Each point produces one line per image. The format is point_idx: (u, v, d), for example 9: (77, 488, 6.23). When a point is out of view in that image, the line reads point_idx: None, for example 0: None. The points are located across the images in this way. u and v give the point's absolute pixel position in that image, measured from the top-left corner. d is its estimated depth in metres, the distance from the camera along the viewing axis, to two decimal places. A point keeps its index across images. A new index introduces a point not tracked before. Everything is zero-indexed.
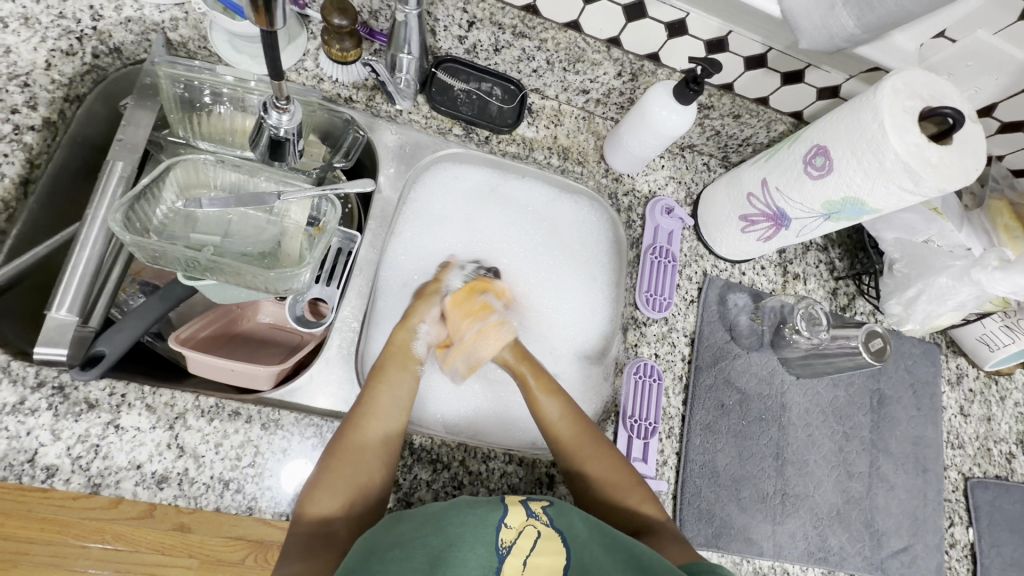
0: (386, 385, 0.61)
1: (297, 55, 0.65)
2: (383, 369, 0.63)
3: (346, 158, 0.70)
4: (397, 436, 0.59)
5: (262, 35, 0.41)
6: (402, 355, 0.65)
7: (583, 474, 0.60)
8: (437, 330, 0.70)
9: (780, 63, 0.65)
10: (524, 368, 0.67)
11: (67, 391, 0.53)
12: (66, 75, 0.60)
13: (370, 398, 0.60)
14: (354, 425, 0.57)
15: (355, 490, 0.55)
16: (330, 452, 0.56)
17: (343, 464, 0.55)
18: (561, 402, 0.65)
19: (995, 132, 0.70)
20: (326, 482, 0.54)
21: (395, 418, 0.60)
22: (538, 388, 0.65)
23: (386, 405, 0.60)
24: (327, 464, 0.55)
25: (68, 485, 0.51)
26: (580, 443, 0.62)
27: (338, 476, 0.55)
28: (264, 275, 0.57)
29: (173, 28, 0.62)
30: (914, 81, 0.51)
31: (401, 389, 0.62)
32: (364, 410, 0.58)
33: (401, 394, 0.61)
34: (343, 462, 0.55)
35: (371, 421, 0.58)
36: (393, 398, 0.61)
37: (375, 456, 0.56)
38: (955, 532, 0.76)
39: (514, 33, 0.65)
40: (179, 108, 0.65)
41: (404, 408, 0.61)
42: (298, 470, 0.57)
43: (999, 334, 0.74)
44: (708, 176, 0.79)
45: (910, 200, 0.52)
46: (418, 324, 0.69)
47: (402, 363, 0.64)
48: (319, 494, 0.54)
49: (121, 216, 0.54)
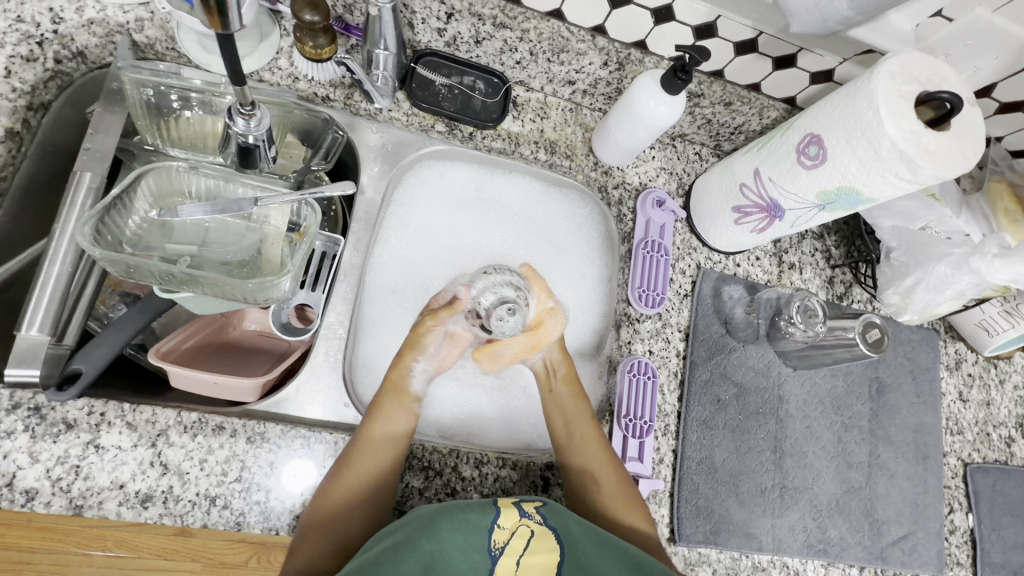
0: (382, 421, 0.59)
1: (270, 53, 0.63)
2: (381, 403, 0.61)
3: (326, 160, 0.69)
4: (392, 473, 0.57)
5: (219, 39, 0.39)
6: (397, 387, 0.64)
7: (598, 490, 0.60)
8: (435, 364, 0.68)
9: (770, 48, 0.63)
10: (566, 365, 0.68)
11: (43, 412, 0.51)
12: (27, 82, 0.57)
13: (365, 430, 0.58)
14: (347, 467, 0.56)
15: (346, 532, 0.54)
16: (324, 490, 0.55)
17: (335, 509, 0.54)
18: (580, 406, 0.65)
19: (994, 112, 0.68)
20: (314, 524, 0.53)
21: (391, 458, 0.58)
22: (573, 394, 0.66)
23: (381, 440, 0.58)
24: (320, 504, 0.54)
25: (50, 508, 0.50)
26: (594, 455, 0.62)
27: (330, 520, 0.54)
28: (244, 287, 0.56)
29: (138, 29, 0.59)
30: (911, 64, 0.49)
31: (396, 423, 0.60)
32: (357, 450, 0.56)
33: (395, 429, 0.60)
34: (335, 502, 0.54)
35: (366, 461, 0.56)
36: (388, 429, 0.59)
37: (367, 500, 0.56)
38: (955, 519, 0.75)
39: (494, 24, 0.63)
40: (147, 113, 0.62)
41: (399, 441, 0.59)
42: (301, 471, 0.56)
43: (999, 319, 0.73)
44: (700, 165, 0.77)
45: (906, 188, 0.50)
46: (415, 360, 0.66)
47: (399, 396, 0.63)
48: (310, 536, 0.53)
49: (90, 230, 0.52)
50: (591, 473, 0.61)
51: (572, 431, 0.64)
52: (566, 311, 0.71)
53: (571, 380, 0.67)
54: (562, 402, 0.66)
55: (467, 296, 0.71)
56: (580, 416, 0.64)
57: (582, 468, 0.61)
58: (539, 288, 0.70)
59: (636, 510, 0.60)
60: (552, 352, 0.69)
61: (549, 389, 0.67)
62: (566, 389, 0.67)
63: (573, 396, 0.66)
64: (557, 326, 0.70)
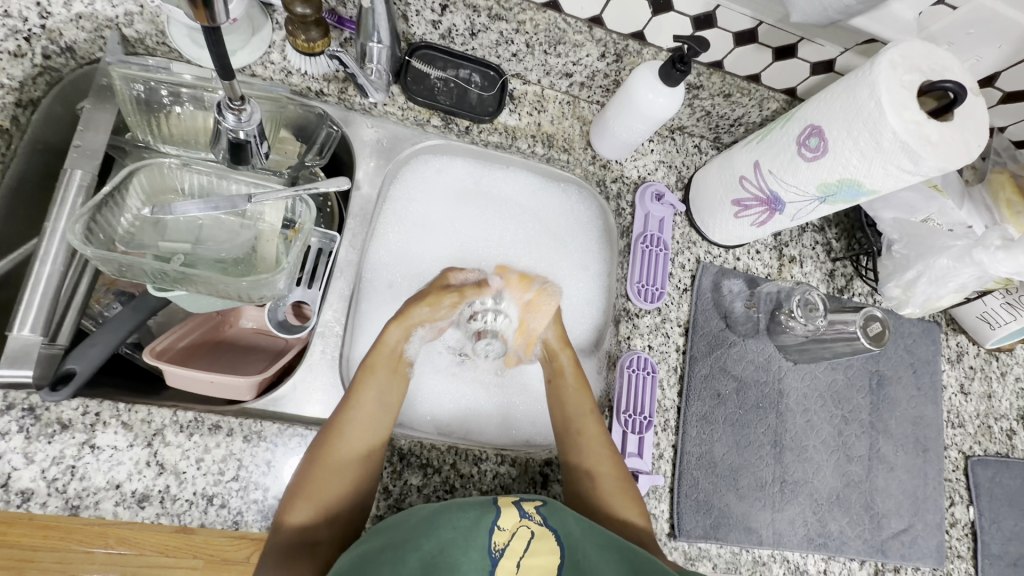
0: (372, 388, 0.59)
1: (263, 47, 0.62)
2: (372, 371, 0.61)
3: (320, 155, 0.68)
4: (380, 441, 0.57)
5: (205, 32, 0.38)
6: (393, 355, 0.63)
7: (593, 487, 0.60)
8: (432, 334, 0.68)
9: (770, 38, 0.62)
10: (564, 352, 0.67)
11: (38, 413, 0.51)
12: (16, 78, 0.57)
13: (354, 396, 0.58)
14: (336, 434, 0.56)
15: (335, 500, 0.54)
16: (310, 459, 0.54)
17: (326, 475, 0.54)
18: (583, 398, 0.64)
19: (997, 102, 0.67)
20: (302, 493, 0.53)
21: (378, 424, 0.58)
22: (573, 383, 0.65)
23: (370, 407, 0.58)
24: (308, 474, 0.53)
25: (46, 509, 0.50)
26: (598, 452, 0.61)
27: (319, 489, 0.53)
28: (238, 285, 0.55)
29: (128, 24, 0.58)
30: (913, 54, 0.48)
31: (387, 392, 0.60)
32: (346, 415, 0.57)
33: (384, 396, 0.60)
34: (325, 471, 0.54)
35: (352, 426, 0.56)
36: (378, 397, 0.59)
37: (358, 468, 0.55)
38: (956, 511, 0.75)
39: (489, 15, 0.62)
40: (137, 109, 0.61)
41: (389, 410, 0.59)
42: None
43: (1001, 311, 0.72)
44: (699, 158, 0.76)
45: (908, 179, 0.50)
46: (415, 326, 0.66)
47: (392, 366, 0.63)
48: (299, 501, 0.52)
49: (81, 229, 0.52)
50: (590, 470, 0.60)
51: (572, 421, 0.63)
52: (552, 294, 0.69)
53: (576, 371, 0.66)
54: (564, 392, 0.65)
55: (497, 282, 0.70)
56: (583, 406, 0.63)
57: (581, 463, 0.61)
58: (514, 285, 0.70)
59: (629, 509, 0.59)
60: (548, 342, 0.67)
61: (554, 377, 0.66)
62: (570, 379, 0.65)
63: (576, 388, 0.65)
64: (540, 318, 0.69)
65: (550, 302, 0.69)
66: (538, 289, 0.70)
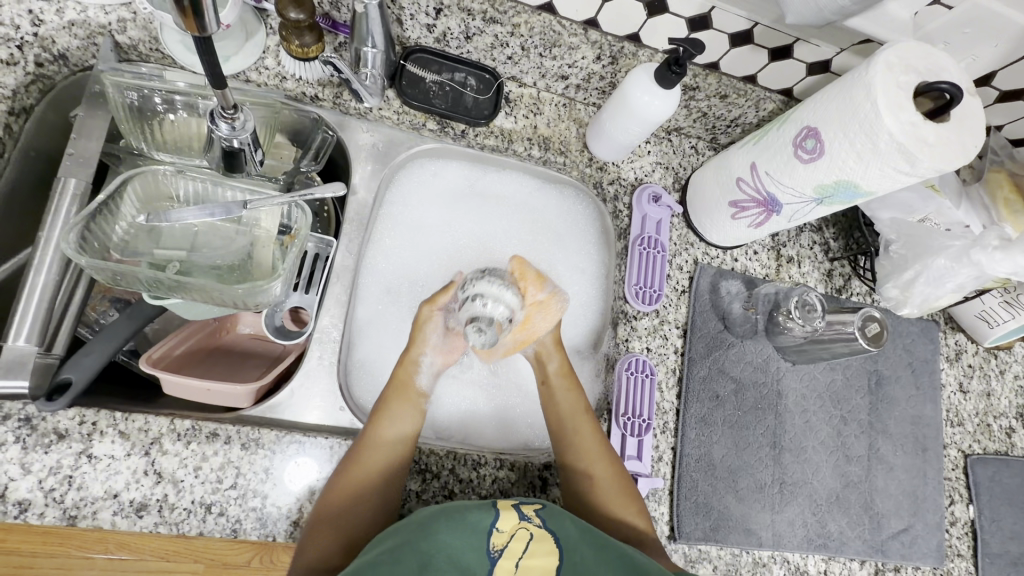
0: (388, 418, 0.58)
1: (256, 53, 0.62)
2: (387, 402, 0.60)
3: (316, 160, 0.69)
4: (399, 471, 0.57)
5: (197, 42, 0.38)
6: (405, 384, 0.62)
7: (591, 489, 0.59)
8: (442, 357, 0.66)
9: (766, 39, 0.61)
10: (557, 355, 0.66)
11: (34, 423, 0.51)
12: (8, 86, 0.56)
13: (373, 425, 0.57)
14: (356, 463, 0.55)
15: (353, 532, 0.53)
16: (333, 486, 0.54)
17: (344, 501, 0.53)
18: (576, 397, 0.64)
19: (994, 101, 0.67)
20: (323, 527, 0.52)
21: (396, 454, 0.57)
22: (564, 385, 0.65)
23: (388, 437, 0.57)
24: (328, 502, 0.53)
25: (43, 520, 0.49)
26: (590, 450, 0.61)
27: (337, 513, 0.53)
28: (235, 293, 0.55)
29: (121, 31, 0.58)
30: (909, 55, 0.48)
31: (403, 421, 0.59)
32: (369, 443, 0.56)
33: (404, 424, 0.59)
34: (343, 504, 0.53)
35: (371, 458, 0.55)
36: (395, 427, 0.58)
37: (376, 497, 0.55)
38: (956, 510, 0.75)
39: (484, 18, 0.62)
40: (130, 117, 0.60)
41: (405, 439, 0.58)
42: (297, 474, 0.56)
43: (999, 310, 0.72)
44: (696, 159, 0.76)
45: (905, 181, 0.49)
46: (420, 358, 0.64)
47: (406, 394, 0.62)
48: (318, 535, 0.52)
49: (75, 238, 0.52)
50: (586, 470, 0.60)
51: (564, 422, 0.63)
52: (560, 301, 0.67)
53: (564, 372, 0.66)
54: (556, 394, 0.65)
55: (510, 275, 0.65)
56: (576, 408, 0.63)
57: (575, 465, 0.61)
58: (526, 281, 0.66)
59: (629, 507, 0.59)
60: (543, 344, 0.67)
61: (545, 381, 0.66)
62: (561, 380, 0.65)
63: (567, 388, 0.65)
64: (548, 318, 0.66)
65: (557, 310, 0.67)
66: (544, 295, 0.66)
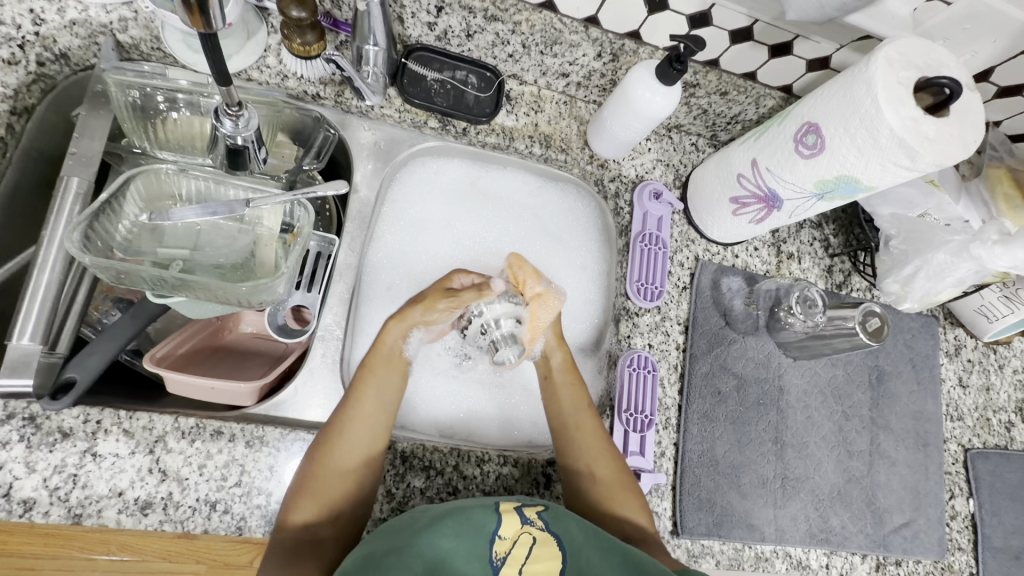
0: (372, 385, 0.59)
1: (258, 51, 0.62)
2: (370, 369, 0.61)
3: (317, 158, 0.68)
4: (379, 439, 0.57)
5: (202, 39, 0.38)
6: (390, 354, 0.63)
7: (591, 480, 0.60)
8: (429, 334, 0.67)
9: (766, 36, 0.62)
10: (560, 350, 0.66)
11: (39, 421, 0.51)
12: (11, 86, 0.57)
13: (356, 394, 0.58)
14: (338, 432, 0.56)
15: (336, 497, 0.54)
16: (313, 450, 0.55)
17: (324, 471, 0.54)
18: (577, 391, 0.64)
19: (993, 97, 0.67)
20: (304, 491, 0.53)
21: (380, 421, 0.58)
22: (566, 380, 0.65)
23: (370, 404, 0.58)
24: (309, 468, 0.54)
25: (48, 518, 0.50)
26: (592, 442, 0.61)
27: (320, 479, 0.54)
28: (239, 291, 0.55)
29: (122, 30, 0.58)
30: (909, 50, 0.48)
31: (386, 388, 0.60)
32: (347, 411, 0.57)
33: (386, 393, 0.60)
34: (324, 467, 0.54)
35: (352, 424, 0.56)
36: (378, 393, 0.59)
37: (359, 462, 0.55)
38: (957, 504, 0.75)
39: (485, 16, 0.62)
40: (133, 116, 0.61)
41: (389, 406, 0.59)
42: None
43: (998, 305, 0.73)
44: (697, 156, 0.76)
45: (905, 176, 0.50)
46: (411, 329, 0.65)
47: (389, 363, 0.62)
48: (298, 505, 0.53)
49: (79, 237, 0.52)
50: (587, 470, 0.60)
51: (567, 420, 0.63)
52: (558, 294, 0.66)
53: (568, 368, 0.66)
54: (558, 388, 0.64)
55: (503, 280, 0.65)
56: (579, 403, 0.63)
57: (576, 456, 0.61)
58: (524, 275, 0.66)
59: (629, 500, 0.59)
60: (546, 340, 0.66)
61: (548, 376, 0.66)
62: (562, 376, 0.65)
63: (570, 384, 0.65)
64: (549, 309, 0.66)
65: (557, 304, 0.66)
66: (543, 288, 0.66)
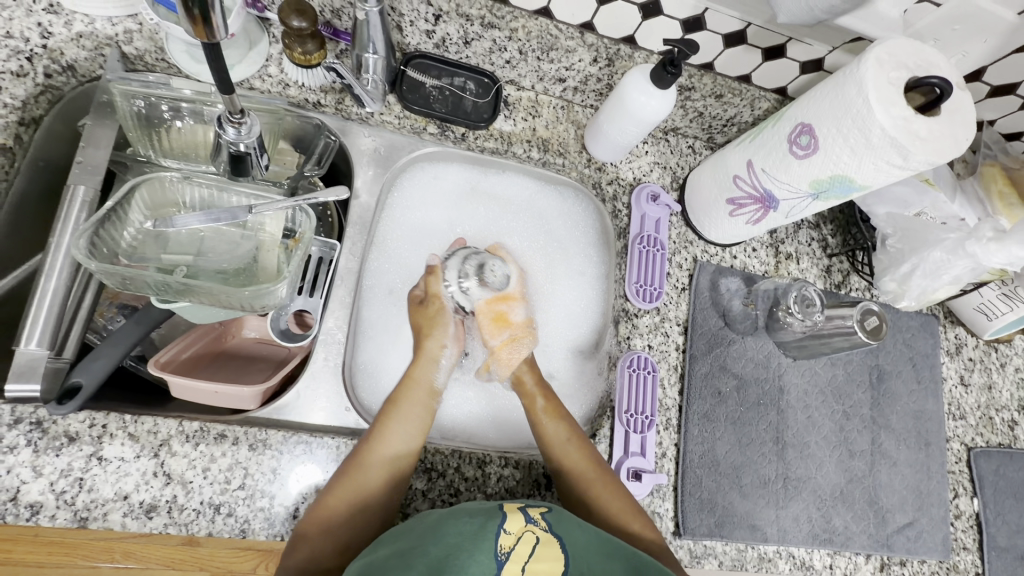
0: (396, 421, 0.59)
1: (260, 61, 0.63)
2: (396, 404, 0.60)
3: (318, 164, 0.68)
4: (397, 478, 0.56)
5: (204, 48, 0.39)
6: (415, 387, 0.63)
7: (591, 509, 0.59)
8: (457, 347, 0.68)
9: (759, 39, 0.62)
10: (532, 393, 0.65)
11: (45, 426, 0.52)
12: (18, 97, 0.58)
13: (379, 430, 0.57)
14: (360, 462, 0.55)
15: (343, 530, 0.54)
16: (331, 484, 0.55)
17: (339, 501, 0.54)
18: (565, 426, 0.63)
19: (985, 96, 0.68)
20: (312, 523, 0.53)
21: (401, 459, 0.57)
22: (546, 414, 0.64)
23: (392, 441, 0.57)
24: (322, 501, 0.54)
25: (55, 522, 0.50)
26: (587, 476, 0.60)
27: (329, 512, 0.53)
28: (242, 295, 0.56)
29: (127, 41, 0.60)
30: (898, 51, 0.49)
31: (411, 423, 0.59)
32: (368, 447, 0.56)
33: (410, 429, 0.59)
34: (337, 501, 0.54)
35: (373, 460, 0.55)
36: (402, 431, 0.58)
37: (373, 498, 0.55)
38: (961, 503, 0.75)
39: (482, 24, 0.63)
40: (138, 125, 0.62)
41: (412, 444, 0.58)
42: (306, 475, 0.56)
43: (998, 303, 0.73)
44: (694, 159, 0.77)
45: (899, 174, 0.50)
46: (438, 353, 0.66)
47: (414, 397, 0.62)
48: (309, 537, 0.52)
49: (85, 244, 0.52)
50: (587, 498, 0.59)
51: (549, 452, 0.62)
52: (517, 348, 0.69)
53: (545, 406, 0.64)
54: (540, 423, 0.63)
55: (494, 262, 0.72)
56: (559, 437, 0.62)
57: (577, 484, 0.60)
58: (489, 326, 0.70)
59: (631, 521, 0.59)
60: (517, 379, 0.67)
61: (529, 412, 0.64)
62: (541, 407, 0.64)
63: (549, 419, 0.63)
64: (507, 361, 0.68)
65: (516, 352, 0.69)
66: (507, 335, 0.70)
